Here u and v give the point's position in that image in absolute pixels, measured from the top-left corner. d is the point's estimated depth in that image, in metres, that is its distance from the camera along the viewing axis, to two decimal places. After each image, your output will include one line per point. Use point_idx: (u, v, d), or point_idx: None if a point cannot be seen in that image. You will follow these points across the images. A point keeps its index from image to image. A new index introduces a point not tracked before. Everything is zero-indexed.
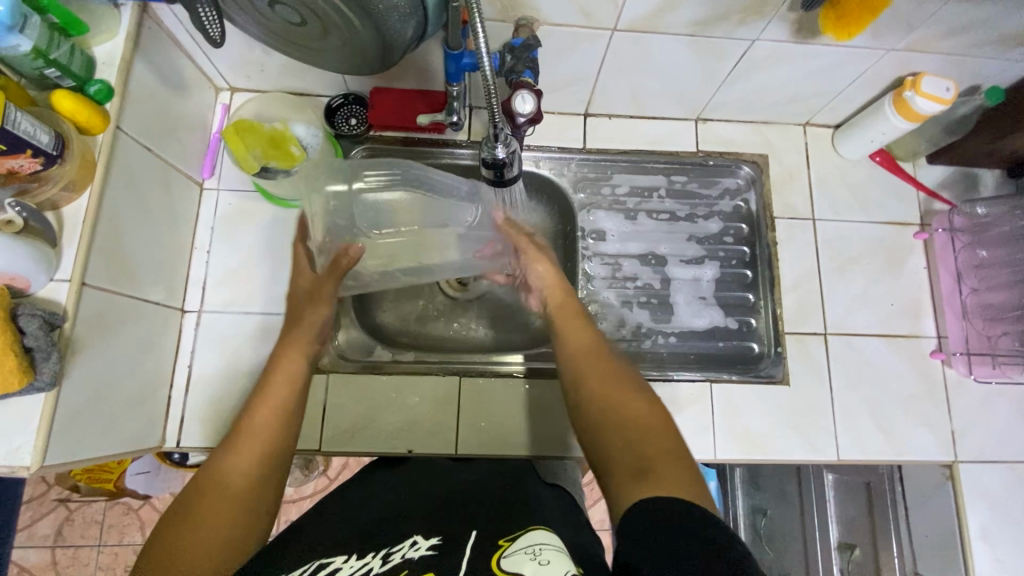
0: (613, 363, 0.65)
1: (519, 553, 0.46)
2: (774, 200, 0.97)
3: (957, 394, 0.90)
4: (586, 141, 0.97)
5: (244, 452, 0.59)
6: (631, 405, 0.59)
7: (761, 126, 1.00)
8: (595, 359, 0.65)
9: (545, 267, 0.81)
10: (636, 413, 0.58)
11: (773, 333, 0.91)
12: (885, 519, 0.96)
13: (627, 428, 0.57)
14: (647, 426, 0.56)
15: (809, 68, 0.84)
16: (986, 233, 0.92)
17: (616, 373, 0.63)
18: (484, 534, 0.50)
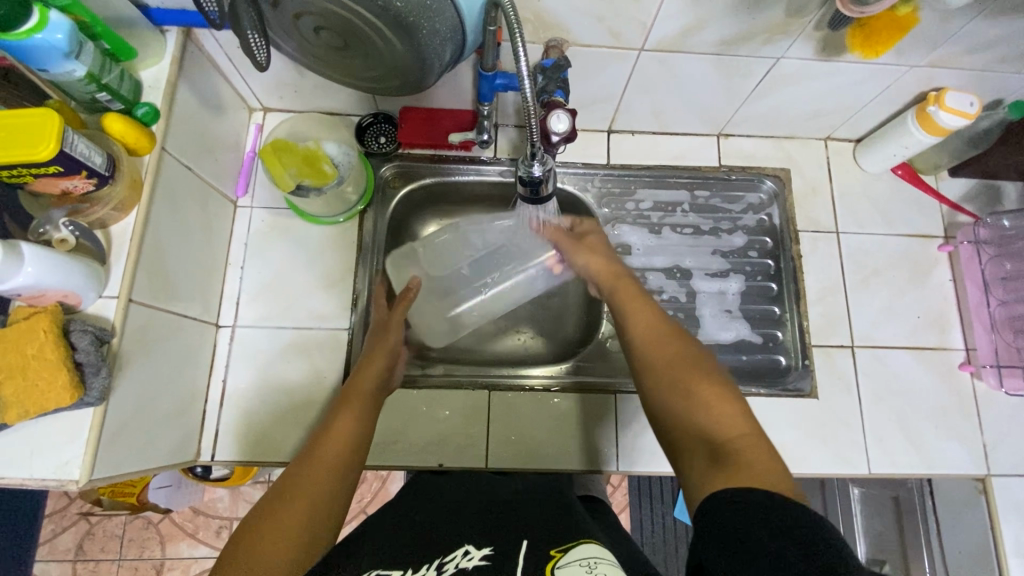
0: (685, 350, 0.62)
1: (573, 564, 0.46)
2: (797, 213, 0.98)
3: (987, 407, 0.90)
4: (610, 157, 0.99)
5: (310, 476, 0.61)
6: (717, 407, 0.55)
7: (783, 141, 1.01)
8: (665, 343, 0.63)
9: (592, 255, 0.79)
10: (723, 418, 0.54)
11: (799, 347, 0.92)
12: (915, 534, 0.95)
13: (710, 430, 0.53)
14: (737, 430, 0.53)
15: (832, 85, 0.85)
16: (1011, 246, 0.92)
17: (694, 366, 0.59)
18: (535, 542, 0.52)
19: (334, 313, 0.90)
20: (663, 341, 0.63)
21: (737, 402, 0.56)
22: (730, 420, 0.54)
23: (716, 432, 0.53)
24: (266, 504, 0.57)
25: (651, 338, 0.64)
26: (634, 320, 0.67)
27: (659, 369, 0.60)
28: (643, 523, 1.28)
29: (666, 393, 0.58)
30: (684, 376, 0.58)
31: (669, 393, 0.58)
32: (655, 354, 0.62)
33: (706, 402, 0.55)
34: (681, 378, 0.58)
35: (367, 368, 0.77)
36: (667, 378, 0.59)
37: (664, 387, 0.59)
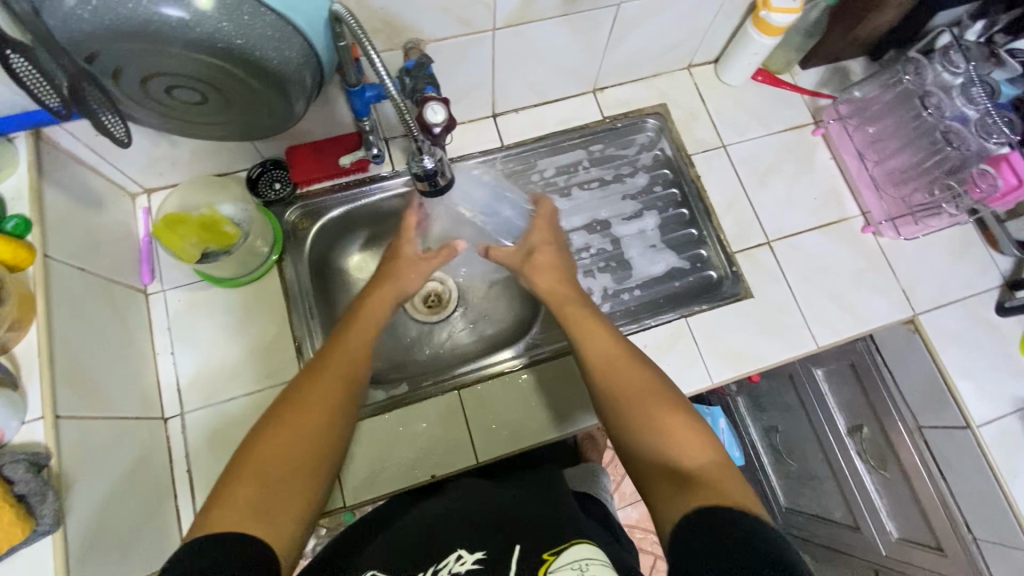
0: (646, 373, 0.67)
1: (565, 568, 0.52)
2: (685, 139, 1.05)
3: (895, 256, 0.99)
4: (503, 139, 1.02)
5: (293, 421, 0.61)
6: (689, 438, 0.59)
7: (652, 80, 1.07)
8: (620, 368, 0.68)
9: (546, 254, 0.85)
10: (692, 445, 0.59)
11: (724, 257, 0.98)
12: (877, 389, 1.08)
13: (678, 456, 0.58)
14: (710, 458, 0.57)
15: (674, 16, 0.92)
16: (868, 111, 1.00)
17: (654, 393, 0.65)
18: (528, 547, 0.57)
19: (282, 367, 0.88)
20: (619, 366, 0.68)
21: (708, 433, 0.60)
22: (698, 446, 0.58)
23: (688, 459, 0.57)
24: (256, 435, 0.60)
25: (609, 363, 0.69)
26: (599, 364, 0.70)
27: (631, 408, 0.64)
28: None
29: (630, 415, 0.63)
30: (645, 399, 0.64)
31: (639, 433, 0.62)
32: (617, 381, 0.67)
33: (675, 437, 0.60)
34: (646, 404, 0.63)
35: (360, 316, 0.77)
36: (635, 422, 0.63)
37: (631, 413, 0.64)
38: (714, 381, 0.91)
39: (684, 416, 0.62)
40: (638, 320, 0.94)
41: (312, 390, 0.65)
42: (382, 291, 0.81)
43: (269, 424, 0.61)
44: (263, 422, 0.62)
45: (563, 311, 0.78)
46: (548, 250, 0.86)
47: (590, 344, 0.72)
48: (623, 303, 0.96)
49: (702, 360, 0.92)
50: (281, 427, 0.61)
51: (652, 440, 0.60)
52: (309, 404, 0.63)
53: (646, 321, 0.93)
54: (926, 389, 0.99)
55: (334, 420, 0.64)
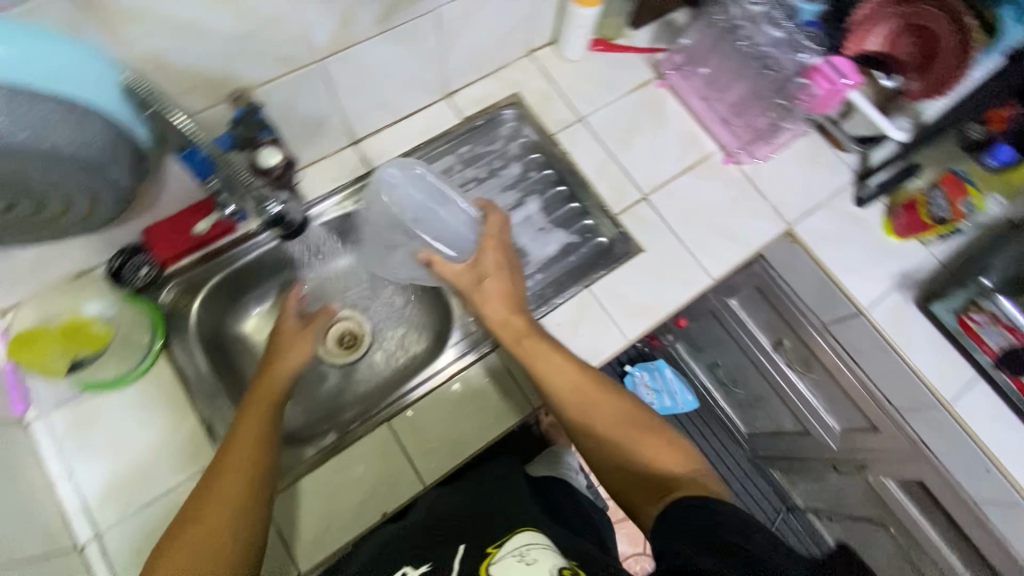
0: (613, 395, 0.78)
1: (507, 556, 0.59)
2: (545, 121, 1.08)
3: (759, 178, 1.07)
4: (370, 164, 1.01)
5: (204, 517, 0.62)
6: (667, 451, 0.71)
7: (500, 73, 1.09)
8: (592, 394, 0.77)
9: (490, 257, 0.86)
10: (670, 454, 0.72)
11: (609, 221, 1.02)
12: (784, 302, 1.16)
13: (663, 467, 0.70)
14: (683, 463, 0.71)
15: (496, 8, 0.94)
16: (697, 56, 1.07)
17: (627, 414, 0.76)
18: (471, 546, 0.63)
19: (197, 454, 0.83)
20: (589, 394, 0.77)
21: (676, 440, 0.74)
22: (674, 454, 0.72)
23: (670, 467, 0.70)
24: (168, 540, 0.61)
25: (576, 393, 0.77)
26: (570, 400, 0.77)
27: (611, 437, 0.74)
28: None
29: (610, 440, 0.74)
30: (623, 422, 0.75)
31: (623, 458, 0.73)
32: (590, 409, 0.76)
33: (660, 454, 0.71)
34: (626, 427, 0.74)
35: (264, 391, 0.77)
36: (619, 451, 0.73)
37: (610, 437, 0.74)
38: (630, 338, 0.95)
39: (656, 436, 0.73)
40: (546, 301, 0.96)
41: (222, 481, 0.65)
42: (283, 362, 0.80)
43: (163, 556, 0.59)
44: (175, 524, 0.62)
45: (518, 342, 0.81)
46: (498, 275, 0.85)
47: (557, 389, 0.78)
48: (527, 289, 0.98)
49: (613, 323, 0.95)
50: (180, 546, 0.59)
51: (638, 458, 0.72)
52: (220, 495, 0.63)
53: (553, 301, 0.95)
54: (818, 290, 1.07)
55: (249, 506, 0.64)
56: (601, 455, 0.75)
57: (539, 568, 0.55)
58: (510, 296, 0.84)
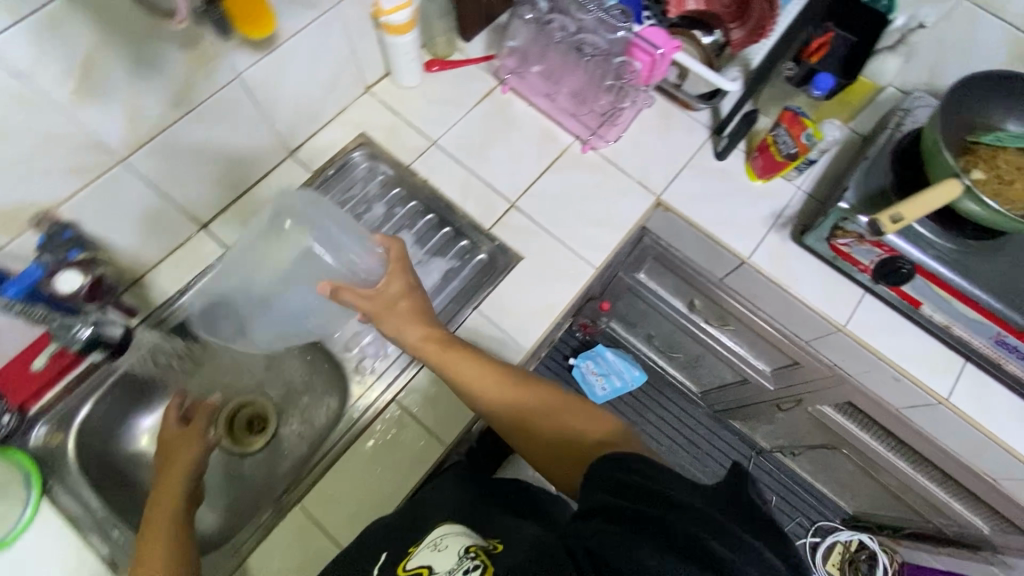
0: (535, 385, 0.72)
1: (423, 549, 0.60)
2: (398, 153, 1.06)
3: (618, 157, 1.08)
4: (225, 243, 0.97)
5: None
6: (589, 421, 0.65)
7: (341, 117, 1.07)
8: (510, 387, 0.72)
9: (399, 284, 0.77)
10: (591, 425, 0.65)
11: (483, 236, 1.02)
12: (680, 265, 1.17)
13: (584, 441, 0.64)
14: (608, 432, 0.64)
15: (307, 59, 0.92)
16: (527, 56, 1.07)
17: (550, 396, 0.70)
18: (393, 553, 0.62)
19: None
20: (510, 388, 0.72)
21: (601, 411, 0.67)
22: (598, 424, 0.65)
23: (592, 436, 0.64)
24: None
25: (494, 394, 0.71)
26: (488, 397, 0.72)
27: (533, 425, 0.68)
28: None
29: (528, 426, 0.69)
30: (544, 405, 0.69)
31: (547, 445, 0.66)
32: (506, 400, 0.71)
33: (581, 428, 0.65)
34: (547, 409, 0.69)
35: (158, 510, 0.72)
36: (544, 440, 0.67)
37: (528, 426, 0.68)
38: (528, 347, 0.94)
39: (579, 414, 0.67)
40: (439, 333, 0.95)
41: None
42: (174, 470, 0.77)
43: None
44: None
45: (439, 355, 0.75)
46: (409, 296, 0.78)
47: (477, 388, 0.72)
48: None
49: (508, 337, 0.95)
50: None
51: (557, 440, 0.66)
52: None
53: (445, 329, 0.95)
54: (702, 249, 1.09)
55: None
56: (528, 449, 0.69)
57: (449, 552, 0.57)
58: (417, 312, 0.77)
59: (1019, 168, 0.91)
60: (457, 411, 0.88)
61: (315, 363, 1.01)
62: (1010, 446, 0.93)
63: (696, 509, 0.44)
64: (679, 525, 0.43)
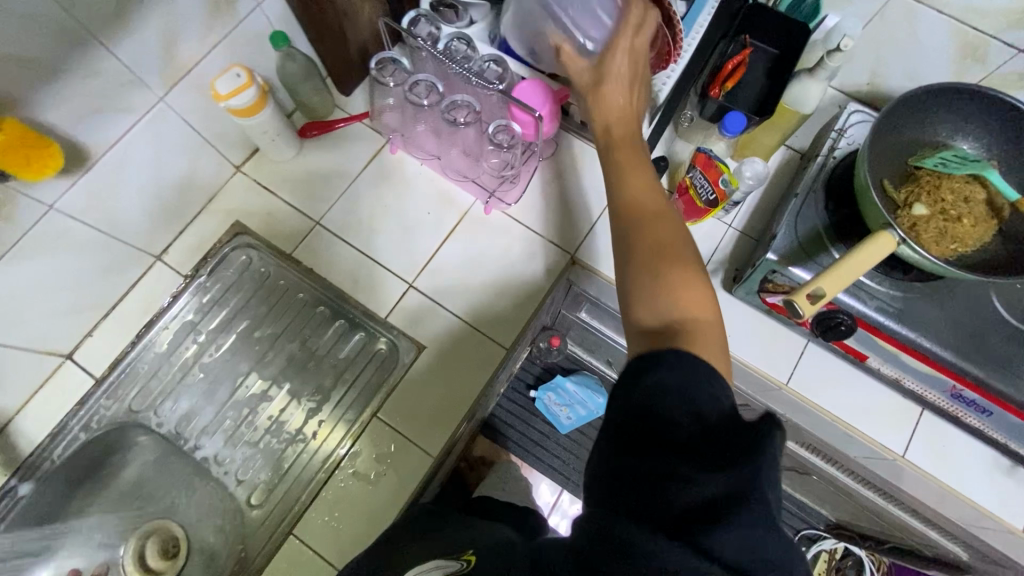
0: (670, 223, 0.63)
1: None
2: (278, 240, 0.94)
3: (523, 214, 0.95)
4: (92, 373, 0.87)
5: None
6: (685, 288, 0.57)
7: (213, 205, 0.94)
8: (657, 219, 0.63)
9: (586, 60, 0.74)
10: (695, 302, 0.56)
11: (378, 327, 0.91)
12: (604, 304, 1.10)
13: (683, 310, 0.56)
14: (705, 317, 0.56)
15: (143, 161, 0.81)
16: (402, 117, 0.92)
17: (676, 237, 0.61)
18: None
19: None
20: (644, 212, 0.63)
21: (711, 298, 0.58)
22: (700, 303, 0.57)
23: (684, 311, 0.56)
24: None
25: (647, 209, 0.64)
26: (620, 149, 0.69)
27: (643, 231, 0.62)
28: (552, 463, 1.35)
29: (644, 264, 0.60)
30: (662, 248, 0.60)
31: (640, 254, 0.60)
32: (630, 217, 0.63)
33: (683, 305, 0.56)
34: (660, 253, 0.60)
35: None
36: (652, 254, 0.60)
37: (640, 256, 0.60)
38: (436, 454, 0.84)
39: (691, 264, 0.59)
40: (337, 445, 0.87)
41: None
42: None
43: None
44: None
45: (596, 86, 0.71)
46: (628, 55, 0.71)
47: (625, 171, 0.67)
48: (316, 438, 0.88)
49: (414, 443, 0.85)
50: None
51: (660, 290, 0.57)
52: None
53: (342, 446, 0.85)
54: None
55: None
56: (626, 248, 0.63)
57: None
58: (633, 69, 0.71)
59: (965, 198, 0.78)
60: (357, 535, 0.80)
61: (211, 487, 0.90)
62: (973, 499, 0.85)
63: (719, 440, 0.45)
64: (693, 471, 0.43)
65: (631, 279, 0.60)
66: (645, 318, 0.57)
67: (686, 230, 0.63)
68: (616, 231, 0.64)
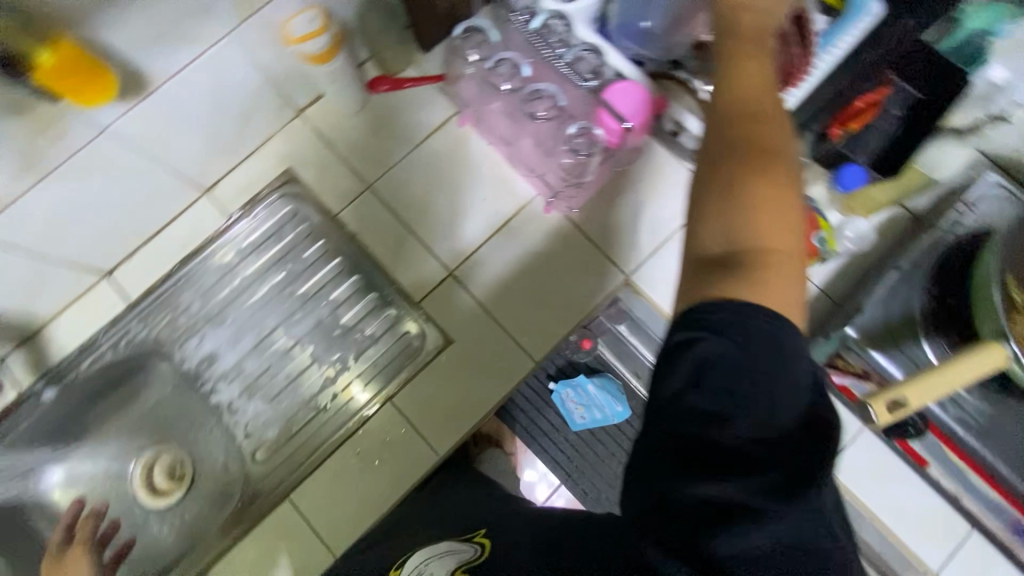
0: (780, 125, 0.44)
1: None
2: (326, 197, 0.90)
3: (585, 222, 0.87)
4: (127, 297, 0.88)
5: None
6: (774, 213, 0.40)
7: (266, 146, 0.91)
8: (761, 116, 0.44)
9: None
10: (782, 234, 0.39)
11: (409, 309, 0.88)
12: None
13: (762, 242, 0.39)
14: (790, 258, 0.39)
15: (203, 96, 0.76)
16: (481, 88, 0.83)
17: (782, 141, 0.42)
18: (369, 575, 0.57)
19: None
20: (747, 107, 0.44)
21: (802, 233, 0.40)
22: (787, 235, 0.39)
23: (765, 243, 0.39)
24: None
25: (756, 100, 0.44)
26: (739, 36, 0.48)
27: (741, 127, 0.43)
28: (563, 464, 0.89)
29: (725, 169, 0.42)
30: (762, 151, 0.42)
31: (726, 154, 0.42)
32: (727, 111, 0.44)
33: (765, 235, 0.39)
34: (759, 156, 0.41)
35: None
36: (743, 158, 0.42)
37: (729, 157, 0.42)
38: (441, 455, 0.82)
39: (793, 187, 0.41)
40: (355, 414, 0.85)
41: None
42: None
43: None
44: None
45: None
46: None
47: (735, 59, 0.47)
48: (327, 407, 0.87)
49: (422, 438, 0.82)
50: None
51: (742, 207, 0.40)
52: None
53: (353, 421, 0.84)
54: None
55: None
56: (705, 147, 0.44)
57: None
58: None
59: None
60: (350, 516, 0.80)
61: (218, 428, 0.90)
62: None
63: (775, 455, 0.35)
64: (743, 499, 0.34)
65: (703, 184, 0.42)
66: (708, 240, 0.40)
67: (794, 139, 0.44)
68: (705, 125, 0.45)
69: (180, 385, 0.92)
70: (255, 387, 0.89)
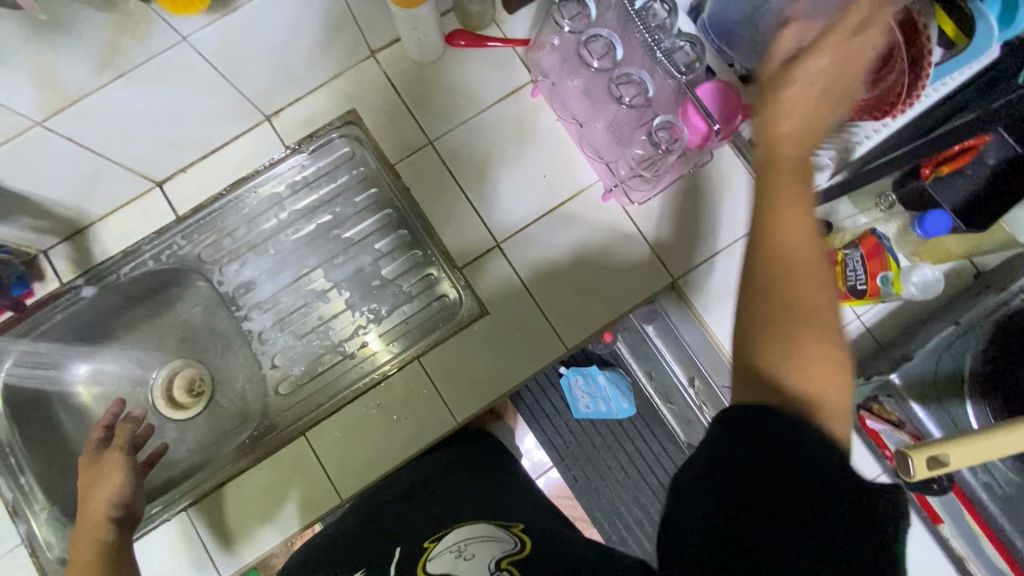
0: (817, 282, 0.44)
1: (446, 552, 0.53)
2: (385, 145, 0.89)
3: (642, 217, 0.86)
4: (176, 210, 0.88)
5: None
6: (820, 370, 0.41)
7: (333, 83, 0.89)
8: (790, 277, 0.44)
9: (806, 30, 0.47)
10: (830, 387, 0.41)
11: (450, 273, 0.87)
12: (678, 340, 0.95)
13: (812, 397, 0.41)
14: (835, 408, 0.41)
15: (288, 23, 0.74)
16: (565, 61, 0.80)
17: (821, 298, 0.43)
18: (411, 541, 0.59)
19: None
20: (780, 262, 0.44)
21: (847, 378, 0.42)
22: (836, 388, 0.41)
23: (813, 398, 0.41)
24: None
25: (790, 252, 0.44)
26: (780, 171, 0.46)
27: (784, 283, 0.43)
28: (556, 443, 1.08)
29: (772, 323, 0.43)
30: (802, 309, 0.43)
31: (770, 310, 0.43)
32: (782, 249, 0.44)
33: (811, 389, 0.41)
34: (802, 317, 0.42)
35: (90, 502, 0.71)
36: (794, 318, 0.43)
37: (777, 307, 0.43)
38: (459, 422, 0.82)
39: (832, 329, 0.43)
40: (374, 370, 0.86)
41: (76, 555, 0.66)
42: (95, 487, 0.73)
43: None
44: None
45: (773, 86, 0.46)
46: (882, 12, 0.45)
47: (776, 195, 0.45)
48: (352, 353, 0.88)
49: (443, 403, 0.82)
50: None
51: (791, 367, 0.41)
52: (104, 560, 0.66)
53: (376, 373, 0.85)
54: (709, 352, 0.90)
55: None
56: (745, 291, 0.45)
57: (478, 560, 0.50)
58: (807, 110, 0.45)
59: None
60: (362, 464, 0.81)
61: (243, 353, 0.92)
62: None
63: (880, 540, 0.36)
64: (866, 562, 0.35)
65: (759, 336, 0.43)
66: (762, 373, 0.42)
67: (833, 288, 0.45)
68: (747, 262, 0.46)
69: (213, 304, 0.92)
70: (287, 320, 0.90)
